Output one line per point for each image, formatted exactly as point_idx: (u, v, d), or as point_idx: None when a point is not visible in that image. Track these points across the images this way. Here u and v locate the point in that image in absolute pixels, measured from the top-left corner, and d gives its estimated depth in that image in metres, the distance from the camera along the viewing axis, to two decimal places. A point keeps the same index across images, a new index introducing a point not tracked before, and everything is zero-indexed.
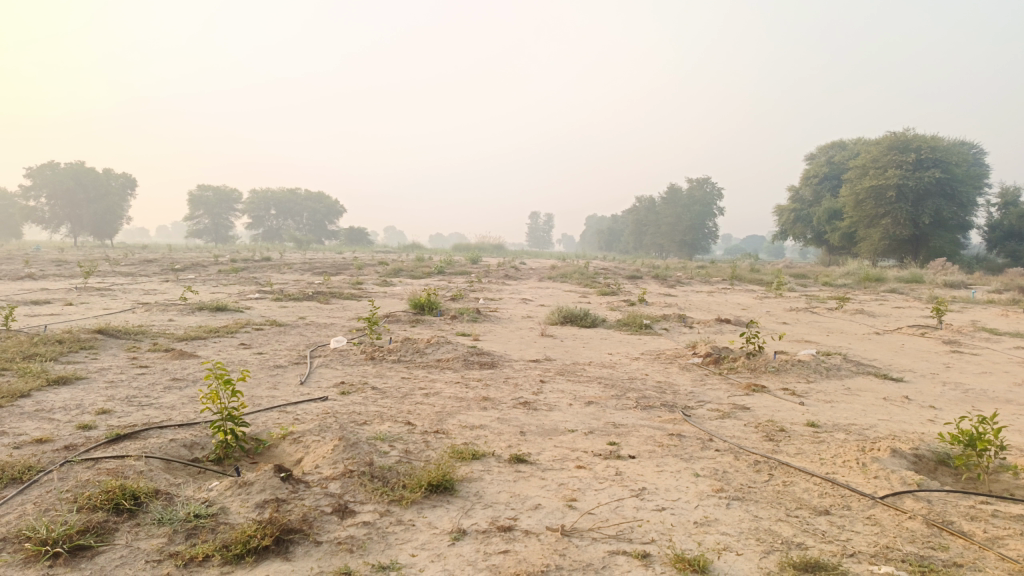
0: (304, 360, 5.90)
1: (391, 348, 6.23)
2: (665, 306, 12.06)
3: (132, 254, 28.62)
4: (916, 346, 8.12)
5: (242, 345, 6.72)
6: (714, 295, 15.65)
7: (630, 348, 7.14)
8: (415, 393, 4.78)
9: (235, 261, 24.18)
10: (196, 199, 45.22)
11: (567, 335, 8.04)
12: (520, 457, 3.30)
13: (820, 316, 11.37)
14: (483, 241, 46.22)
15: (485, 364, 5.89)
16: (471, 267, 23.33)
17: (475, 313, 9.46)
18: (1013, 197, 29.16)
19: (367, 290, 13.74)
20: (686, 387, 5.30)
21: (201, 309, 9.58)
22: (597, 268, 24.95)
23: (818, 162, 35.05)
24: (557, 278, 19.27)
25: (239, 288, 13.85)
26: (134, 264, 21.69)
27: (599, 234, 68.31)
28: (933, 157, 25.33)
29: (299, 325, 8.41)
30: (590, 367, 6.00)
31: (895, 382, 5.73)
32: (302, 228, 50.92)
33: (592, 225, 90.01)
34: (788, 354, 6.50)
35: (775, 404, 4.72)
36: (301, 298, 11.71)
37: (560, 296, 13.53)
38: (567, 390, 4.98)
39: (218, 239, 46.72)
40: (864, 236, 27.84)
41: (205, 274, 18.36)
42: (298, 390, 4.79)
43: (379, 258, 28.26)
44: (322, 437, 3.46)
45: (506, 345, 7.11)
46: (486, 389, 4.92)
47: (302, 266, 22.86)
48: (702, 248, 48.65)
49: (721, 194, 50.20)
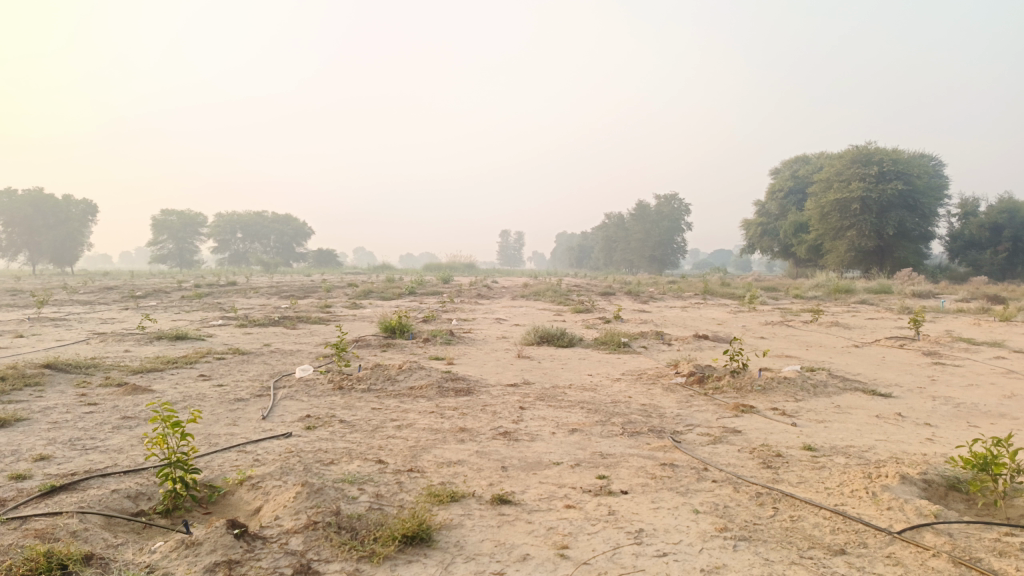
0: (268, 391, 5.54)
1: (361, 376, 5.90)
2: (641, 323, 11.88)
3: (92, 281, 27.78)
4: (897, 359, 8.00)
5: (201, 377, 6.33)
6: (688, 310, 15.53)
7: (610, 369, 6.88)
8: (386, 425, 4.46)
9: (198, 286, 23.51)
10: (160, 224, 44.27)
11: (545, 356, 7.78)
12: (503, 497, 3.01)
13: (796, 329, 11.26)
14: (454, 261, 45.87)
15: (461, 391, 5.59)
16: (442, 287, 23.01)
17: (449, 335, 9.17)
18: (972, 207, 29.75)
19: (336, 313, 13.36)
20: (672, 409, 5.06)
21: (161, 338, 9.13)
22: (569, 285, 24.83)
23: (782, 176, 35.46)
24: (530, 296, 19.07)
25: (201, 314, 13.36)
26: (93, 292, 20.98)
27: (570, 251, 68.45)
28: (895, 169, 25.72)
29: (263, 353, 8.02)
30: (571, 390, 5.74)
31: (884, 398, 5.55)
32: (270, 251, 50.17)
33: (563, 243, 90.21)
34: (773, 370, 6.30)
35: (767, 426, 4.50)
36: (267, 324, 11.29)
37: (535, 315, 13.27)
38: (547, 417, 4.71)
39: (183, 264, 45.70)
40: (831, 249, 28.12)
41: (167, 300, 17.77)
42: (259, 426, 4.43)
43: (348, 280, 27.75)
44: (284, 483, 3.14)
45: (482, 368, 6.81)
46: (462, 419, 4.62)
47: (269, 290, 22.33)
48: (672, 263, 48.89)
49: (690, 209, 50.59)
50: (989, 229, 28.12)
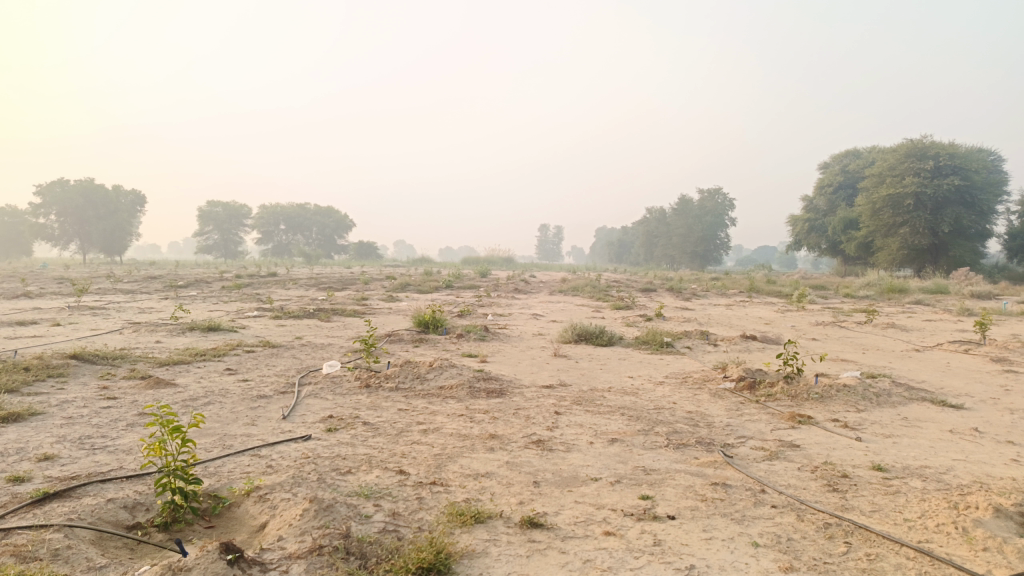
0: (291, 389, 5.29)
1: (389, 374, 5.61)
2: (684, 322, 11.37)
3: (137, 271, 28.20)
4: (963, 365, 7.42)
5: (227, 371, 6.11)
6: (733, 309, 14.97)
7: (652, 372, 6.48)
8: (412, 430, 4.16)
9: (239, 277, 23.63)
10: (206, 215, 45.01)
11: (583, 355, 7.42)
12: (533, 520, 2.68)
13: (849, 331, 10.67)
14: (493, 254, 45.63)
15: (493, 392, 5.26)
16: (479, 281, 22.75)
17: (483, 331, 8.86)
18: None
19: (371, 306, 13.15)
20: (721, 418, 4.65)
21: (193, 329, 9.00)
22: (608, 281, 24.33)
23: (831, 171, 34.33)
24: (569, 291, 18.69)
25: (237, 306, 13.28)
26: (137, 281, 21.24)
27: (610, 247, 67.83)
28: (952, 164, 24.63)
29: (294, 347, 7.81)
30: (610, 394, 5.37)
31: (956, 410, 5.05)
32: (312, 243, 50.64)
33: (603, 238, 89.42)
34: (830, 376, 5.84)
35: (828, 440, 4.08)
36: (301, 316, 11.14)
37: (573, 311, 12.89)
38: (585, 424, 4.35)
39: (228, 255, 46.31)
40: (881, 246, 27.07)
41: (207, 291, 17.83)
42: (277, 428, 4.17)
43: (388, 273, 27.46)
44: (293, 495, 2.86)
45: (516, 368, 6.48)
46: (493, 424, 4.30)
47: (308, 281, 22.34)
48: (715, 259, 47.91)
49: (733, 204, 49.52)
50: None
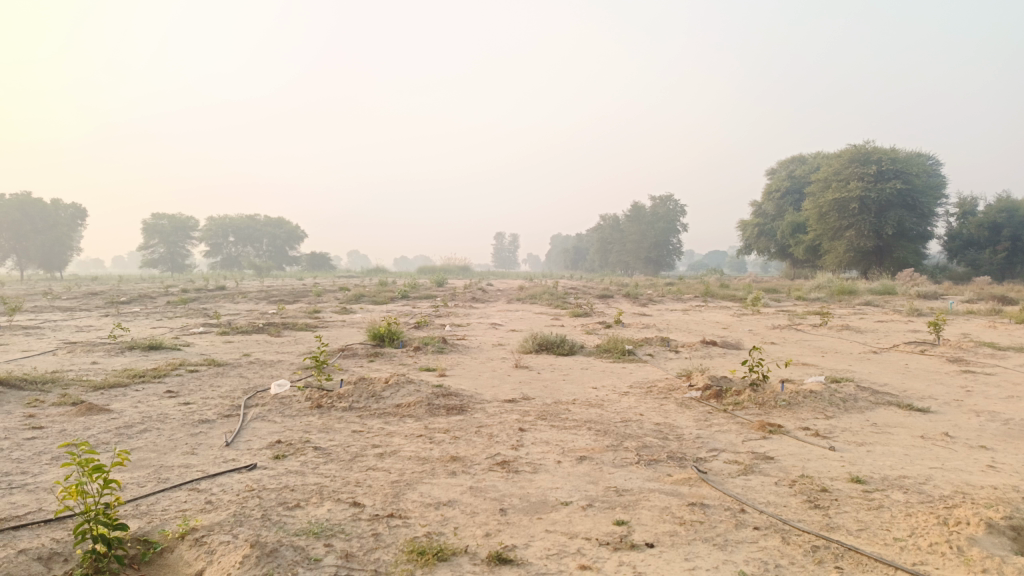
0: (237, 412, 4.96)
1: (342, 393, 5.31)
2: (643, 328, 11.27)
3: (77, 287, 27.02)
4: (921, 366, 7.45)
5: (168, 394, 5.73)
6: (690, 314, 14.98)
7: (616, 382, 6.31)
8: (367, 454, 3.88)
9: (185, 292, 22.84)
10: (151, 228, 43.59)
11: (544, 366, 7.22)
12: (501, 556, 2.44)
13: (807, 334, 10.72)
14: (449, 263, 45.27)
15: (453, 409, 5.01)
16: (435, 290, 22.43)
17: (441, 343, 8.59)
18: (971, 206, 29.29)
19: (324, 320, 12.74)
20: (690, 430, 4.49)
21: (133, 348, 8.52)
22: (565, 288, 24.26)
23: (779, 176, 34.97)
24: (526, 299, 18.52)
25: (182, 322, 12.73)
26: (75, 298, 20.29)
27: (565, 254, 68.09)
28: (894, 168, 25.28)
29: (241, 365, 7.42)
30: (574, 406, 5.17)
31: (924, 415, 4.99)
32: (262, 255, 49.57)
33: (557, 246, 89.85)
34: (796, 382, 5.75)
35: (802, 451, 3.95)
36: (250, 331, 10.70)
37: (531, 320, 12.70)
38: (551, 441, 4.13)
39: (175, 268, 44.90)
40: (829, 249, 27.64)
41: (150, 307, 17.10)
42: (219, 457, 3.84)
43: (341, 285, 26.89)
44: (234, 537, 2.57)
45: (476, 381, 6.24)
46: (454, 445, 4.05)
47: (259, 294, 21.71)
48: (668, 265, 48.41)
49: (685, 210, 50.16)
50: (988, 229, 27.66)
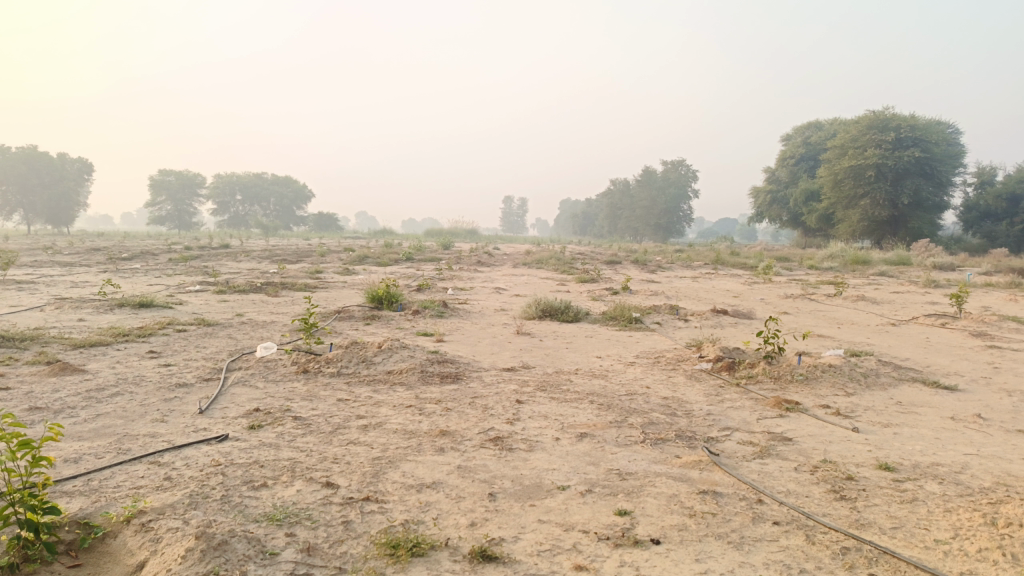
0: (217, 375, 4.66)
1: (330, 357, 5.00)
2: (652, 295, 10.93)
3: (81, 242, 26.75)
4: (944, 340, 7.09)
5: (148, 355, 5.44)
6: (700, 281, 14.62)
7: (621, 351, 5.99)
8: (350, 426, 3.58)
9: (188, 249, 22.62)
10: (158, 184, 43.27)
11: (547, 333, 6.89)
12: (485, 552, 2.14)
13: (821, 304, 10.35)
14: (456, 226, 44.81)
15: (447, 378, 4.70)
16: (441, 253, 22.08)
17: (441, 306, 8.27)
18: (990, 176, 28.55)
19: (324, 280, 12.46)
20: (701, 406, 4.16)
21: (124, 306, 8.23)
22: (572, 252, 23.86)
23: (794, 143, 34.19)
24: (533, 264, 18.17)
25: (180, 279, 12.47)
26: (77, 253, 20.07)
27: (575, 219, 67.50)
28: (913, 136, 24.57)
29: (232, 325, 7.13)
30: (577, 377, 4.86)
31: (951, 393, 4.65)
32: (269, 214, 49.28)
33: (566, 210, 89.21)
34: (813, 356, 5.40)
35: (822, 432, 3.63)
36: (247, 290, 10.41)
37: (537, 285, 12.38)
38: (550, 415, 3.82)
39: (182, 226, 44.67)
40: (843, 218, 27.07)
41: (150, 264, 16.86)
42: (189, 426, 3.55)
43: (347, 245, 26.66)
44: (185, 524, 2.27)
45: (475, 348, 5.93)
46: (445, 418, 3.74)
47: (262, 253, 21.40)
48: (678, 231, 47.92)
49: (697, 176, 49.42)
50: (1006, 200, 26.99)
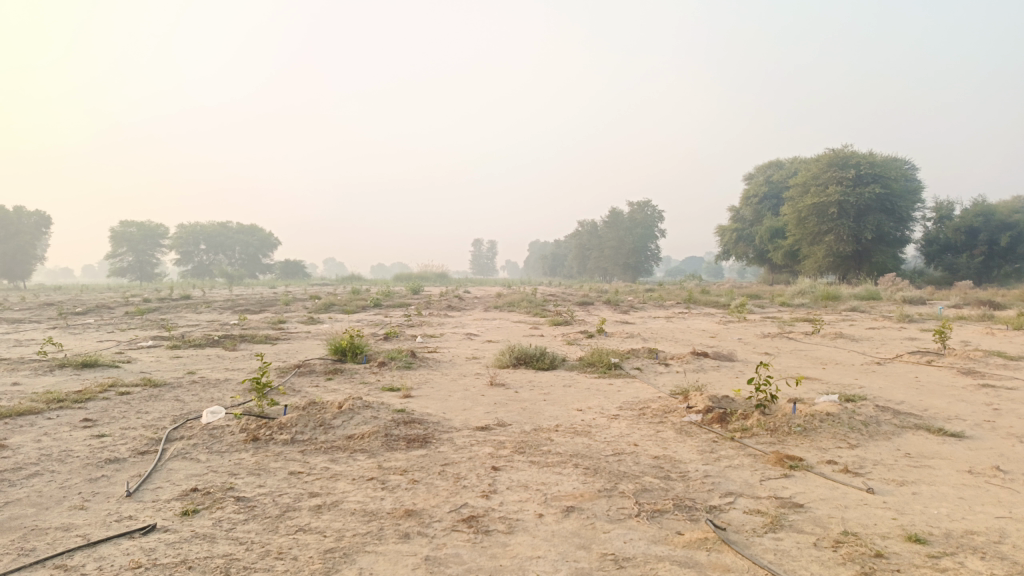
0: (156, 447, 4.15)
1: (284, 422, 4.52)
2: (627, 338, 10.58)
3: (34, 296, 25.72)
4: (933, 379, 6.81)
5: (81, 424, 4.88)
6: (674, 321, 14.36)
7: (603, 402, 5.57)
8: (301, 508, 3.10)
9: (146, 302, 21.84)
10: (118, 235, 42.31)
11: (523, 383, 6.47)
12: None
13: (800, 343, 10.09)
14: (425, 270, 44.38)
15: (414, 441, 4.25)
16: (409, 298, 21.64)
17: (409, 357, 7.80)
18: (948, 211, 29.06)
19: (287, 331, 11.94)
20: (696, 466, 3.76)
21: (65, 368, 7.60)
22: (543, 295, 23.56)
23: (757, 182, 34.62)
24: (504, 307, 17.81)
25: (132, 334, 11.81)
26: (28, 309, 19.20)
27: (543, 260, 67.70)
28: (872, 172, 24.96)
29: (180, 385, 6.58)
30: (557, 436, 4.43)
31: (960, 441, 4.31)
32: (235, 263, 48.41)
33: (535, 253, 89.46)
34: (808, 403, 5.04)
35: (834, 496, 3.25)
36: (204, 345, 9.82)
37: (509, 330, 11.97)
38: (530, 485, 3.39)
39: (144, 277, 43.52)
40: (808, 254, 27.23)
41: (104, 318, 16.14)
42: (112, 515, 3.05)
43: (313, 293, 26.00)
44: None
45: (444, 403, 5.49)
46: (412, 492, 3.29)
47: (225, 304, 20.72)
48: (646, 271, 48.07)
49: (663, 216, 49.84)
50: (964, 233, 27.42)
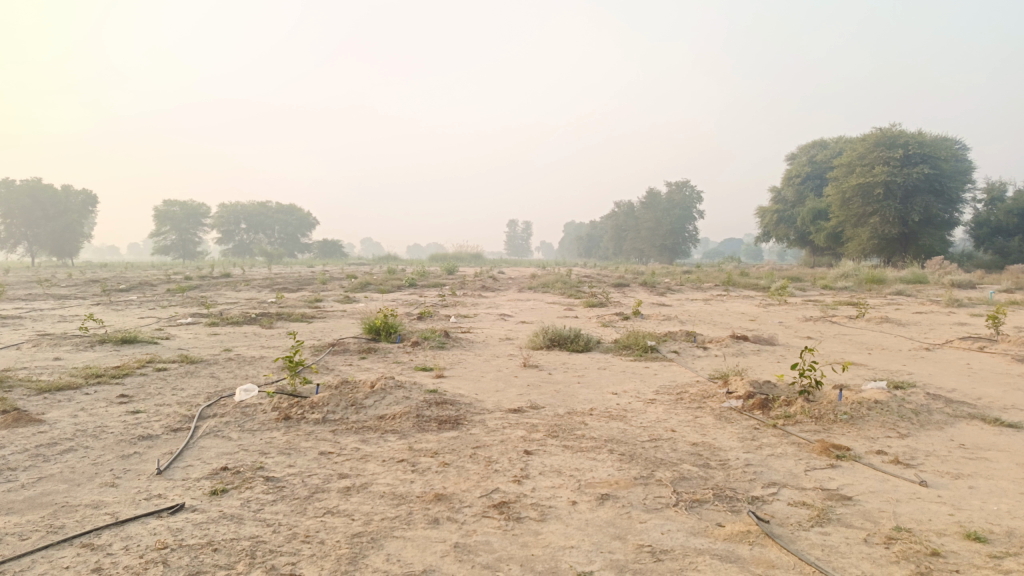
0: (188, 424, 4.15)
1: (315, 401, 4.48)
2: (665, 320, 10.38)
3: (81, 274, 26.34)
4: (986, 367, 6.52)
5: (117, 400, 4.92)
6: (712, 304, 14.08)
7: (640, 385, 5.44)
8: (329, 489, 3.04)
9: (187, 279, 22.19)
10: (162, 214, 43.13)
11: (557, 366, 6.36)
12: None
13: (844, 327, 9.79)
14: (461, 251, 44.42)
15: (446, 423, 4.18)
16: (445, 279, 21.62)
17: (443, 337, 7.75)
18: (1000, 192, 28.00)
19: (323, 309, 12.00)
20: (737, 454, 3.61)
21: (105, 343, 7.71)
22: (579, 276, 23.34)
23: (799, 162, 33.75)
24: (539, 288, 17.68)
25: (172, 311, 11.97)
26: (74, 286, 19.64)
27: (579, 241, 67.25)
28: (921, 152, 24.10)
29: (216, 362, 6.61)
30: (593, 420, 4.31)
31: (1018, 432, 4.08)
32: (274, 242, 49.04)
33: (571, 233, 88.98)
34: (855, 390, 4.84)
35: (884, 488, 3.08)
36: (241, 323, 9.90)
37: (544, 311, 11.84)
38: (564, 470, 3.29)
39: (186, 255, 44.36)
40: (852, 236, 26.51)
41: (146, 295, 16.42)
42: (142, 493, 3.03)
43: (349, 272, 26.16)
44: None
45: (477, 385, 5.41)
46: (442, 476, 3.21)
47: (263, 282, 20.94)
48: (683, 253, 47.41)
49: (701, 197, 49.04)
50: (1017, 215, 26.41)
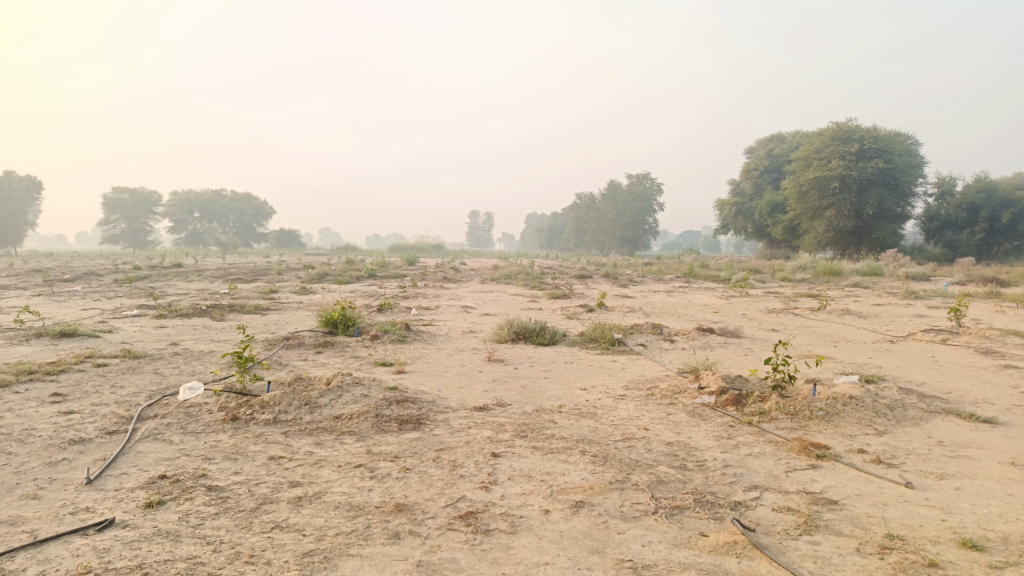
0: (126, 427, 3.82)
1: (266, 400, 4.18)
2: (630, 312, 10.24)
3: (24, 263, 25.25)
4: (951, 360, 6.50)
5: (49, 400, 4.55)
6: (675, 296, 14.03)
7: (609, 380, 5.26)
8: (279, 500, 2.78)
9: (136, 269, 21.40)
10: (111, 202, 41.71)
11: (523, 360, 6.14)
12: None
13: (807, 320, 9.78)
14: (422, 242, 43.92)
15: (407, 423, 3.93)
16: (405, 269, 21.25)
17: (403, 331, 7.46)
18: (949, 186, 28.65)
19: (278, 300, 11.58)
20: (714, 454, 3.44)
21: (42, 338, 7.24)
22: (541, 267, 23.19)
23: (758, 155, 34.09)
24: (501, 279, 17.43)
25: (117, 303, 11.41)
26: (14, 276, 18.74)
27: (540, 233, 67.14)
28: (876, 147, 24.46)
29: (161, 358, 6.23)
30: (562, 418, 4.11)
31: (994, 429, 4.00)
32: (229, 232, 47.84)
33: (532, 225, 88.84)
34: (828, 385, 4.72)
35: (870, 491, 2.93)
36: (190, 315, 9.46)
37: (507, 303, 11.61)
38: (534, 475, 3.08)
39: (137, 244, 43.02)
40: (808, 229, 26.87)
41: (92, 285, 15.71)
42: (68, 506, 2.72)
43: (307, 263, 25.58)
44: None
45: (439, 381, 5.16)
46: (402, 483, 2.96)
47: (217, 273, 20.29)
48: (643, 245, 47.64)
49: (661, 189, 49.29)
50: (966, 209, 27.05)
